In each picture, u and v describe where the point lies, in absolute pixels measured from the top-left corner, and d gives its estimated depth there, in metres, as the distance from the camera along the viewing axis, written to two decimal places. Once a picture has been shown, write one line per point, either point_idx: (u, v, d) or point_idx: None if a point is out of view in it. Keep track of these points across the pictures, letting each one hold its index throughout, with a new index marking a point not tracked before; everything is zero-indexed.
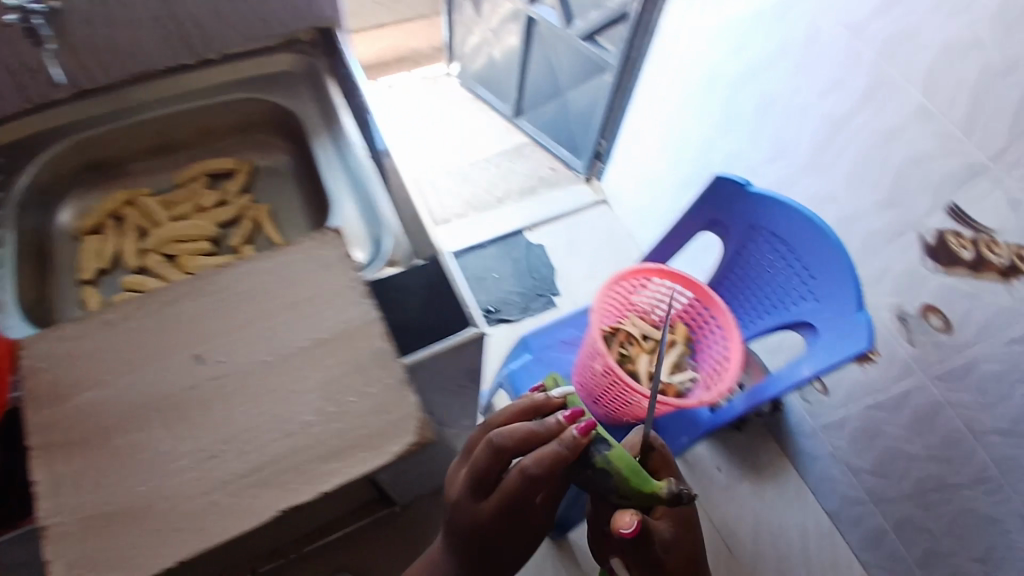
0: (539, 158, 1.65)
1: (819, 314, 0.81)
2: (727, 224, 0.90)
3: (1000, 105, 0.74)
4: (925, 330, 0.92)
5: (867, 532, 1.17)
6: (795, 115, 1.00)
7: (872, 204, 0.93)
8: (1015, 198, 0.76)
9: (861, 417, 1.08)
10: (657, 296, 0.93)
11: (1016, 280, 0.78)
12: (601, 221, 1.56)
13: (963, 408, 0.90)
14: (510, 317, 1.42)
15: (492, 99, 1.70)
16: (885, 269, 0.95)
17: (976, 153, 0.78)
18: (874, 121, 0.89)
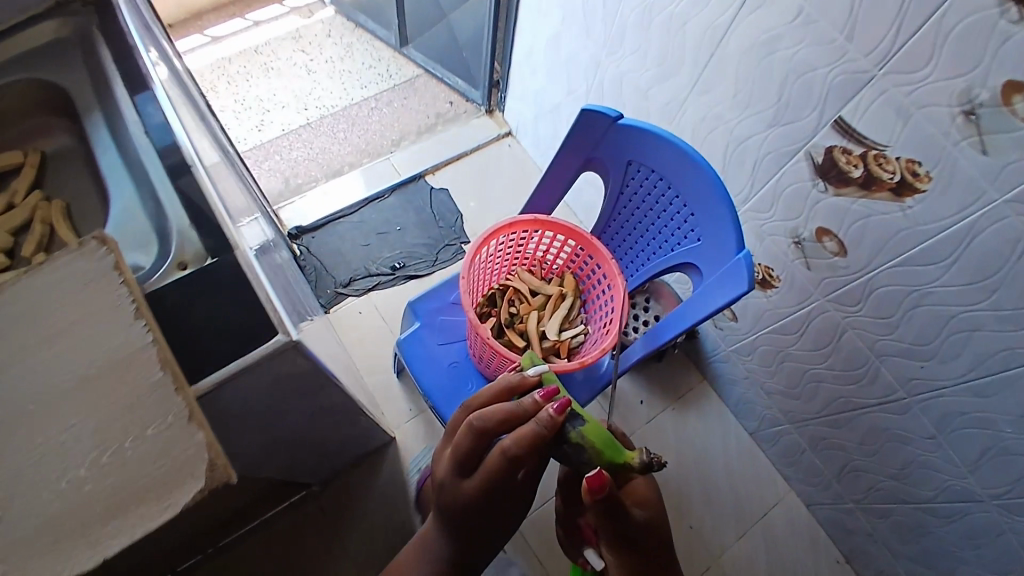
0: (434, 92, 1.53)
1: (702, 255, 0.76)
2: (604, 163, 0.82)
3: (883, 3, 0.65)
4: (818, 253, 0.89)
5: (785, 450, 1.19)
6: (677, 28, 0.92)
7: (759, 124, 0.87)
8: (900, 108, 0.69)
9: (766, 341, 1.08)
10: (544, 246, 0.87)
11: (908, 198, 0.73)
12: (506, 156, 1.47)
13: (863, 330, 0.89)
14: (418, 272, 1.32)
15: (374, 27, 1.54)
16: (777, 192, 0.90)
17: (861, 62, 0.71)
18: (757, 30, 0.80)
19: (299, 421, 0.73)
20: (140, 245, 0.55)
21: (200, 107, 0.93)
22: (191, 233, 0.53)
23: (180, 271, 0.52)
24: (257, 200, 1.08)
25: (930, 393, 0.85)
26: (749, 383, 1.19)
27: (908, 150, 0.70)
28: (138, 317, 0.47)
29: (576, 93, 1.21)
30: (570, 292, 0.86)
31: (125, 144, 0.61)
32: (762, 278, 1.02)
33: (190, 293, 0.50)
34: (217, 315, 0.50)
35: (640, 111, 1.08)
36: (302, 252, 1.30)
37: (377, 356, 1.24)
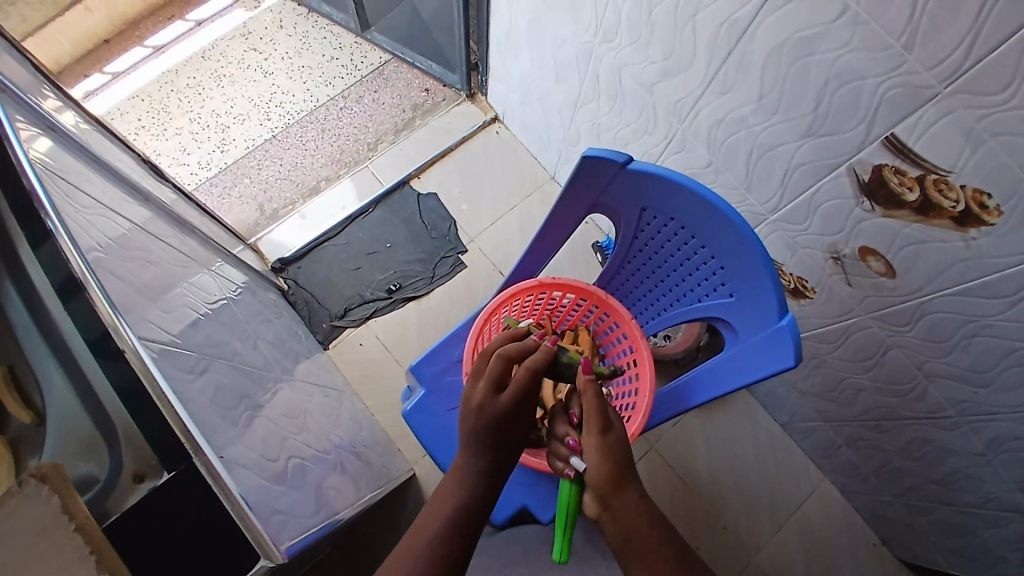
0: (406, 78, 1.39)
1: (736, 313, 0.69)
2: (612, 208, 0.72)
3: (957, 10, 0.52)
4: (862, 272, 0.80)
5: (820, 443, 1.15)
6: (685, 19, 0.76)
7: (792, 133, 0.75)
8: (969, 132, 0.58)
9: (800, 346, 1.01)
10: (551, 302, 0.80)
11: (973, 229, 0.63)
12: (495, 145, 1.33)
13: (910, 349, 0.81)
14: (416, 291, 1.23)
15: (329, 11, 1.40)
16: (812, 206, 0.80)
17: (922, 75, 0.58)
18: (784, 28, 0.66)
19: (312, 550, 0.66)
20: (86, 455, 0.49)
21: (119, 166, 0.78)
22: (144, 440, 0.48)
23: (140, 486, 0.47)
24: (215, 250, 0.95)
25: (982, 418, 0.77)
26: (781, 380, 1.12)
27: (977, 179, 0.60)
28: (101, 569, 0.41)
29: (567, 81, 1.07)
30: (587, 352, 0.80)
31: (39, 311, 0.50)
32: (794, 287, 0.93)
33: (156, 516, 0.45)
34: (192, 538, 0.44)
35: (644, 105, 0.94)
36: (289, 286, 1.21)
37: (386, 390, 1.18)
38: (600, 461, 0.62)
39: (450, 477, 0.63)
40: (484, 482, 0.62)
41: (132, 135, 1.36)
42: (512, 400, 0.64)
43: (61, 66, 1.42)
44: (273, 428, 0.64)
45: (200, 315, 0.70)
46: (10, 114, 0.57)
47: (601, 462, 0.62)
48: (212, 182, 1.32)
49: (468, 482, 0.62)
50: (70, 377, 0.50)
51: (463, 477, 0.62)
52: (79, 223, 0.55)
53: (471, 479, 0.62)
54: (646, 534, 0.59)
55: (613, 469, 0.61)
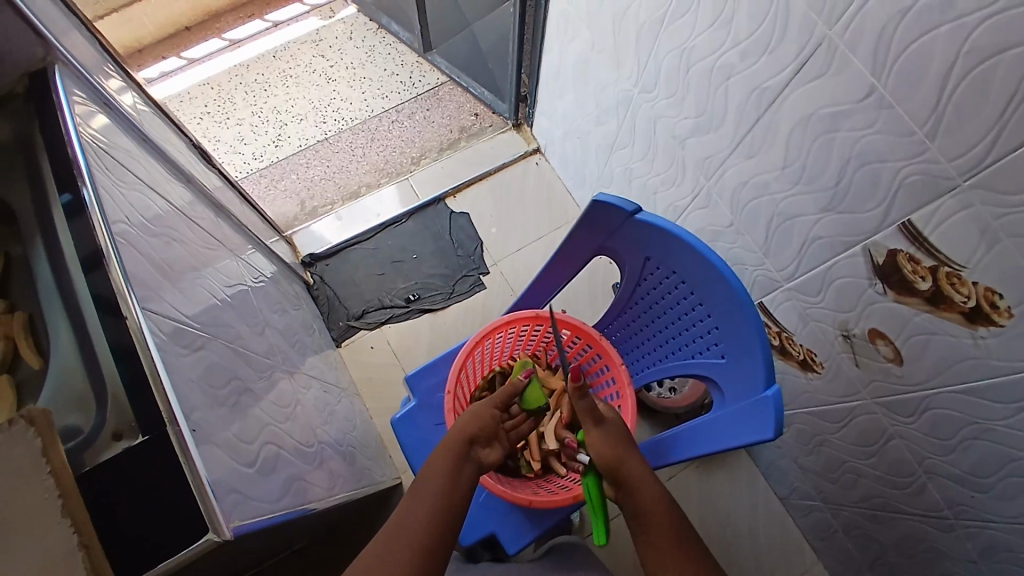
0: (458, 101, 1.44)
1: (724, 374, 0.70)
2: (619, 253, 0.75)
3: (982, 103, 0.50)
4: (870, 354, 0.77)
5: (817, 524, 1.10)
6: (719, 80, 0.78)
7: (811, 206, 0.74)
8: (985, 230, 0.55)
9: (803, 421, 0.98)
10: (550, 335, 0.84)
11: (982, 328, 0.60)
12: (532, 175, 1.36)
13: (912, 442, 0.78)
14: (433, 305, 1.26)
15: (397, 30, 1.48)
16: (827, 280, 0.78)
17: (943, 166, 0.56)
18: (813, 101, 0.66)
19: (276, 538, 0.68)
20: (75, 406, 0.53)
21: (170, 149, 0.84)
22: (127, 402, 0.51)
23: (116, 445, 0.50)
24: (248, 237, 1.01)
25: (978, 524, 0.75)
26: (782, 452, 1.08)
27: (990, 276, 0.57)
28: (65, 513, 0.44)
29: (606, 123, 1.09)
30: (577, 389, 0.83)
31: (58, 265, 0.56)
32: (803, 359, 0.91)
33: (126, 474, 0.48)
34: (158, 501, 0.47)
35: (675, 156, 0.96)
36: (315, 281, 1.27)
37: (387, 395, 1.20)
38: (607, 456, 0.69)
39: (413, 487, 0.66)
40: (455, 485, 0.66)
41: (196, 120, 1.46)
42: (476, 419, 0.73)
43: (142, 44, 1.56)
44: (259, 412, 0.67)
45: (214, 295, 0.74)
46: (71, 88, 0.64)
47: (607, 455, 0.69)
48: (261, 174, 1.40)
49: (438, 486, 0.65)
50: (75, 332, 0.55)
51: (431, 484, 0.65)
52: (114, 197, 0.60)
53: (443, 482, 0.66)
54: (657, 512, 0.66)
55: (619, 460, 0.69)
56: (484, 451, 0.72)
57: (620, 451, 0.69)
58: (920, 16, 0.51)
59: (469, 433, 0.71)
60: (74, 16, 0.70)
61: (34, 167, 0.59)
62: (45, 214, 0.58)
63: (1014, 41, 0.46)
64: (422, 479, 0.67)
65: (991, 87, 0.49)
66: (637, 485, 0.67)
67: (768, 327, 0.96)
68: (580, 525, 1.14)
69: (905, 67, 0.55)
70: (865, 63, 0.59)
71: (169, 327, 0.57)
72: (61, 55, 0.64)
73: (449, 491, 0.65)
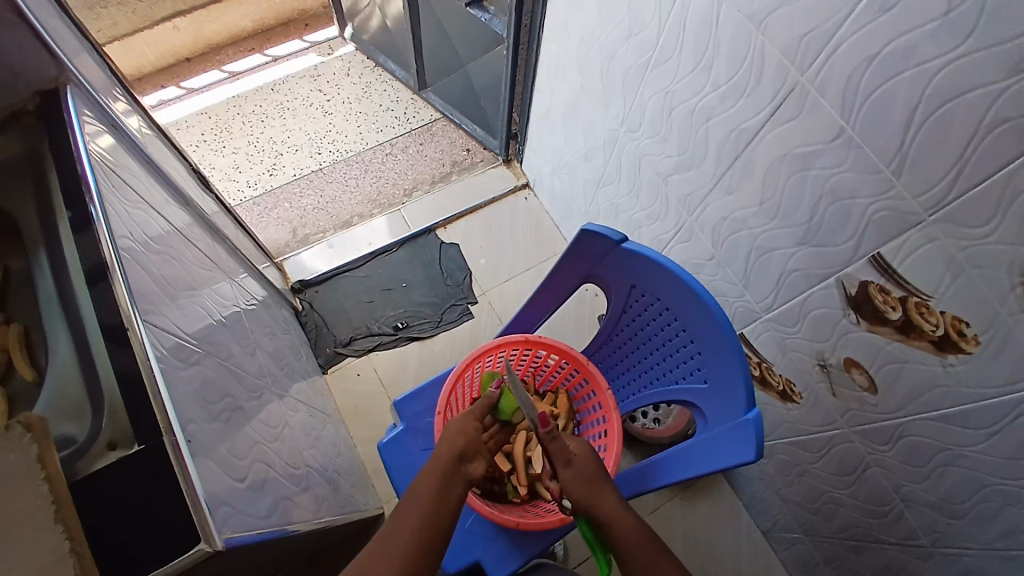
0: (451, 137, 1.49)
1: (707, 399, 0.72)
2: (605, 281, 0.78)
3: (944, 142, 0.55)
4: (846, 383, 0.80)
5: (800, 557, 1.11)
6: (700, 121, 0.83)
7: (788, 239, 0.78)
8: (950, 261, 0.59)
9: (785, 451, 1.00)
10: (538, 358, 0.86)
11: (951, 355, 0.63)
12: (521, 209, 1.41)
13: (889, 470, 0.80)
14: (421, 333, 1.27)
15: (394, 68, 1.54)
16: (803, 311, 0.81)
17: (909, 202, 0.60)
18: (787, 141, 0.71)
19: (260, 559, 0.68)
20: (71, 416, 0.53)
21: (170, 172, 0.87)
22: (123, 412, 0.51)
23: (110, 454, 0.50)
24: (241, 261, 1.02)
25: (954, 550, 0.77)
26: (764, 484, 1.10)
27: (955, 306, 0.60)
28: (57, 520, 0.44)
29: (593, 160, 1.14)
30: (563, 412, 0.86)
31: (60, 276, 0.58)
32: (783, 389, 0.93)
33: (121, 482, 0.48)
34: (153, 509, 0.47)
35: (658, 193, 1.00)
36: (304, 307, 1.27)
37: (373, 422, 1.20)
38: (583, 499, 0.70)
39: (403, 501, 0.68)
40: (442, 501, 0.67)
41: (192, 147, 1.48)
42: (461, 432, 0.74)
43: (142, 72, 1.59)
44: (249, 431, 0.67)
45: (210, 316, 0.75)
46: (81, 109, 0.66)
47: (583, 499, 0.69)
48: (255, 201, 1.42)
49: (424, 503, 0.66)
50: (75, 342, 0.56)
51: (417, 500, 0.67)
52: (119, 214, 0.62)
53: (430, 498, 0.67)
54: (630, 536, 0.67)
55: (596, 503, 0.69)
56: (473, 465, 0.73)
57: (595, 491, 0.70)
58: (886, 63, 0.56)
59: (457, 448, 0.72)
60: (86, 39, 0.72)
61: (41, 181, 0.61)
62: (51, 227, 0.59)
63: (972, 85, 0.50)
64: (410, 493, 0.68)
65: (953, 128, 0.53)
66: (616, 525, 0.68)
67: (748, 358, 0.98)
68: (564, 556, 1.13)
69: (873, 110, 0.60)
70: (835, 106, 0.63)
71: (167, 342, 0.58)
72: (73, 75, 0.66)
73: (436, 506, 0.66)
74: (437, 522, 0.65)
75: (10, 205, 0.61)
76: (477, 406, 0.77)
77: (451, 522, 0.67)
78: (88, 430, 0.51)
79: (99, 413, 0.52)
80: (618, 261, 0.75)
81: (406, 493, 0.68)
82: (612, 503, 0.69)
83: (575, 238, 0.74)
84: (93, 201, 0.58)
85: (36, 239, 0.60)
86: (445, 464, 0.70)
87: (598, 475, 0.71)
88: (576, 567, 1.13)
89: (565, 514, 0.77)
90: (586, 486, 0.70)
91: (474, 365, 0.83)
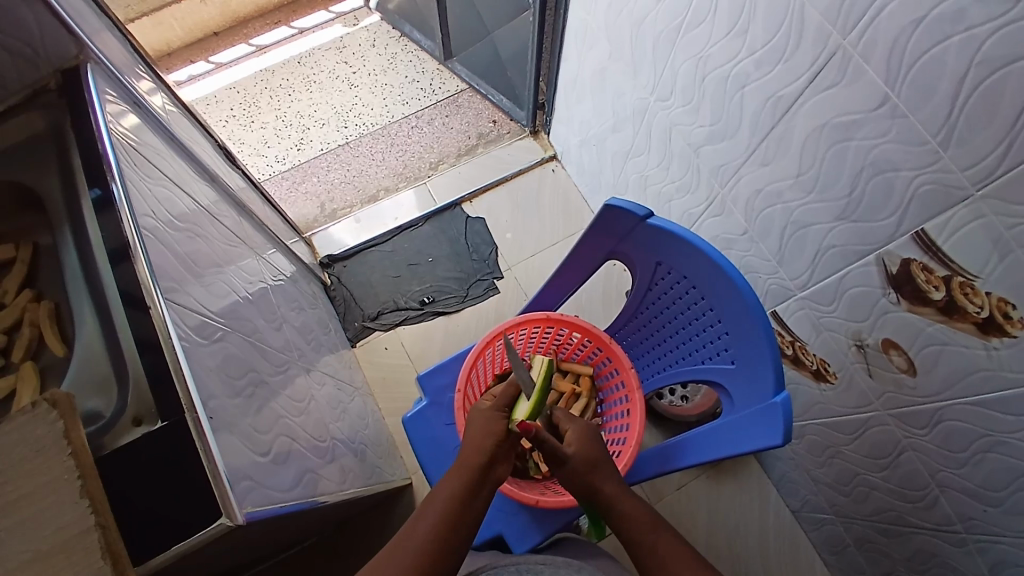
0: (477, 108, 1.47)
1: (734, 379, 0.70)
2: (630, 256, 0.76)
3: (994, 112, 0.50)
4: (884, 365, 0.76)
5: (829, 538, 1.09)
6: (734, 89, 0.78)
7: (826, 214, 0.74)
8: (997, 239, 0.55)
9: (816, 432, 0.97)
10: (558, 335, 0.86)
11: (995, 338, 0.60)
12: (548, 182, 1.38)
13: (925, 455, 0.77)
14: (447, 308, 1.27)
15: (419, 38, 1.51)
16: (840, 288, 0.77)
17: (955, 175, 0.56)
18: (826, 110, 0.67)
19: (287, 529, 0.69)
20: (98, 392, 0.55)
21: (196, 149, 0.87)
22: (146, 389, 0.53)
23: (136, 430, 0.52)
24: (269, 237, 1.03)
25: (988, 539, 0.74)
26: (794, 464, 1.07)
27: (1001, 287, 0.56)
28: (82, 494, 0.45)
29: (623, 131, 1.10)
30: (584, 392, 0.86)
31: (85, 255, 0.59)
32: (816, 369, 0.90)
33: (147, 456, 0.50)
34: (177, 481, 0.49)
35: (689, 164, 0.96)
36: (332, 282, 1.29)
37: (400, 395, 1.22)
38: (584, 487, 0.68)
39: (426, 499, 0.66)
40: (466, 508, 0.65)
41: (222, 122, 1.50)
42: (488, 435, 0.68)
43: (171, 47, 1.60)
44: (273, 406, 0.69)
45: (237, 294, 0.76)
46: (103, 88, 0.66)
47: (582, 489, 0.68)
48: (283, 176, 1.43)
49: (446, 511, 0.64)
50: (100, 319, 0.57)
51: (439, 503, 0.64)
52: (142, 193, 0.62)
53: (455, 502, 0.64)
54: (644, 528, 0.66)
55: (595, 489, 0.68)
56: (497, 467, 0.69)
57: (593, 481, 0.68)
58: (933, 26, 0.52)
59: (485, 451, 0.67)
60: (107, 16, 0.73)
61: (66, 162, 0.62)
62: (75, 207, 0.60)
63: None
64: (435, 495, 0.65)
65: (1005, 97, 0.49)
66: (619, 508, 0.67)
67: (781, 336, 0.95)
68: (588, 531, 1.14)
69: (918, 77, 0.55)
70: (879, 72, 0.59)
71: (190, 319, 0.59)
72: (93, 54, 0.66)
73: (457, 517, 0.64)
74: (450, 539, 0.62)
75: (40, 187, 0.63)
76: (504, 399, 0.71)
77: (470, 530, 0.64)
78: (114, 405, 0.53)
79: (126, 389, 0.54)
80: (644, 236, 0.73)
81: (433, 491, 0.66)
82: (611, 488, 0.68)
83: (598, 216, 0.72)
84: (112, 183, 0.58)
85: (60, 219, 0.61)
86: (478, 468, 0.67)
87: (599, 459, 0.69)
88: (600, 541, 1.14)
89: None
90: (581, 480, 0.68)
91: (495, 342, 0.83)
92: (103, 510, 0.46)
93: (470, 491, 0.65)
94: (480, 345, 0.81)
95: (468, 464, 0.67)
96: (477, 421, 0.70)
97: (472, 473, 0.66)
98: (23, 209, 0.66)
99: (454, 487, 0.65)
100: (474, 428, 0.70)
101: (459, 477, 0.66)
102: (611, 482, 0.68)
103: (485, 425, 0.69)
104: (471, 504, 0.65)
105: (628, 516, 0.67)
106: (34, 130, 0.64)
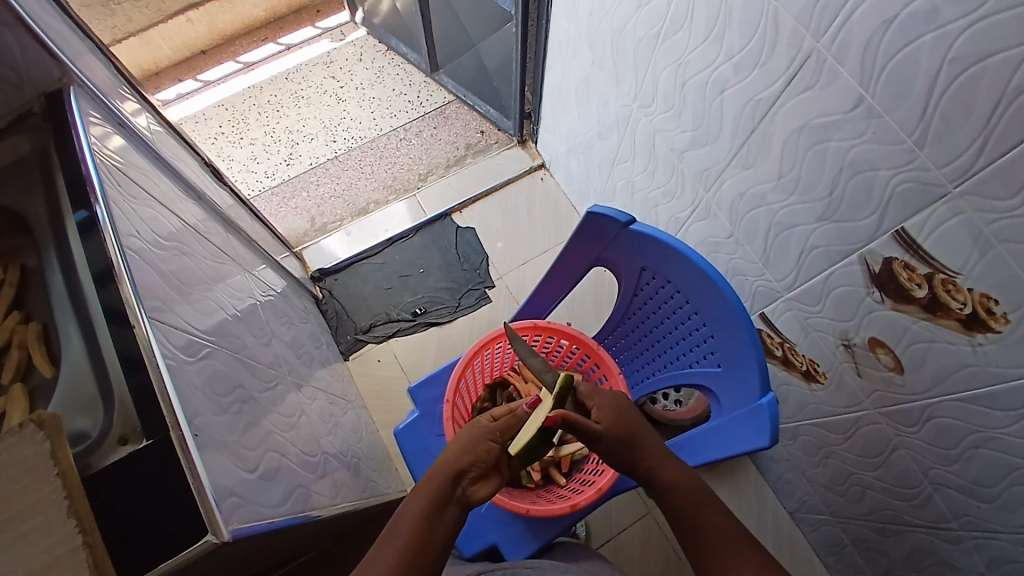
0: (464, 119, 1.48)
1: (720, 382, 0.71)
2: (613, 262, 0.76)
3: (967, 109, 0.51)
4: (872, 364, 0.77)
5: (827, 539, 1.09)
6: (714, 94, 0.79)
7: (808, 216, 0.74)
8: (977, 235, 0.55)
9: (809, 433, 0.97)
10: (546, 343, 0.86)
11: (979, 334, 0.60)
12: (537, 190, 1.39)
13: (917, 452, 0.77)
14: (439, 318, 1.27)
15: (405, 52, 1.52)
16: (826, 289, 0.77)
17: (933, 173, 0.57)
18: (803, 113, 0.68)
19: (279, 545, 0.69)
20: (84, 412, 0.55)
21: (181, 167, 0.87)
22: (132, 408, 0.53)
23: (122, 448, 0.52)
24: (258, 252, 1.03)
25: (983, 535, 0.74)
26: (790, 465, 1.07)
27: (984, 283, 0.57)
28: (69, 514, 0.45)
29: (608, 138, 1.11)
30: None
31: (70, 275, 0.59)
32: (806, 370, 0.90)
33: (133, 475, 0.50)
34: (164, 498, 0.49)
35: (673, 169, 0.97)
36: (324, 295, 1.29)
37: (395, 406, 1.22)
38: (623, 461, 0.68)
39: (394, 520, 0.65)
40: (434, 527, 0.64)
41: (210, 140, 1.50)
42: (468, 452, 0.68)
43: (159, 67, 1.61)
44: (261, 421, 0.69)
45: (226, 311, 0.76)
46: (86, 110, 0.67)
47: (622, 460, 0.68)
48: (273, 192, 1.44)
49: (413, 529, 0.63)
50: (86, 338, 0.57)
51: (408, 521, 0.64)
52: (126, 213, 0.63)
53: (420, 521, 0.64)
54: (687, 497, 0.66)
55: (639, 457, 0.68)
56: (472, 487, 0.68)
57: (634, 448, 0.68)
58: (905, 25, 0.52)
59: (457, 469, 0.67)
60: (89, 39, 0.73)
61: (49, 183, 0.63)
62: (59, 228, 0.61)
63: (997, 47, 0.46)
64: (403, 512, 0.65)
65: (977, 94, 0.50)
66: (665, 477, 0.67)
67: (770, 338, 0.95)
68: (586, 537, 1.14)
69: (892, 76, 0.56)
70: (854, 73, 0.59)
71: (176, 337, 0.59)
72: (76, 76, 0.67)
73: (425, 535, 0.63)
74: (421, 554, 0.62)
75: (25, 208, 0.63)
76: (495, 426, 0.71)
77: (441, 551, 0.64)
78: (100, 424, 0.53)
79: (113, 408, 0.53)
80: (627, 241, 0.73)
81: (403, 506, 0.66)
82: (650, 454, 0.68)
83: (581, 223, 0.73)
84: (94, 204, 0.58)
85: (44, 241, 0.61)
86: (452, 485, 0.66)
87: (636, 431, 0.69)
88: (599, 547, 1.14)
89: (576, 499, 0.78)
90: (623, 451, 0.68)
91: (482, 351, 0.83)
92: (89, 530, 0.45)
93: (439, 508, 0.65)
94: (468, 354, 0.81)
95: (442, 481, 0.66)
96: (466, 438, 0.69)
97: (443, 490, 0.66)
98: (8, 232, 0.66)
99: (421, 504, 0.65)
100: (458, 444, 0.69)
101: (430, 493, 0.66)
102: (650, 450, 0.68)
103: (471, 447, 0.68)
104: (441, 523, 0.65)
105: (674, 483, 0.67)
106: (18, 153, 0.65)
